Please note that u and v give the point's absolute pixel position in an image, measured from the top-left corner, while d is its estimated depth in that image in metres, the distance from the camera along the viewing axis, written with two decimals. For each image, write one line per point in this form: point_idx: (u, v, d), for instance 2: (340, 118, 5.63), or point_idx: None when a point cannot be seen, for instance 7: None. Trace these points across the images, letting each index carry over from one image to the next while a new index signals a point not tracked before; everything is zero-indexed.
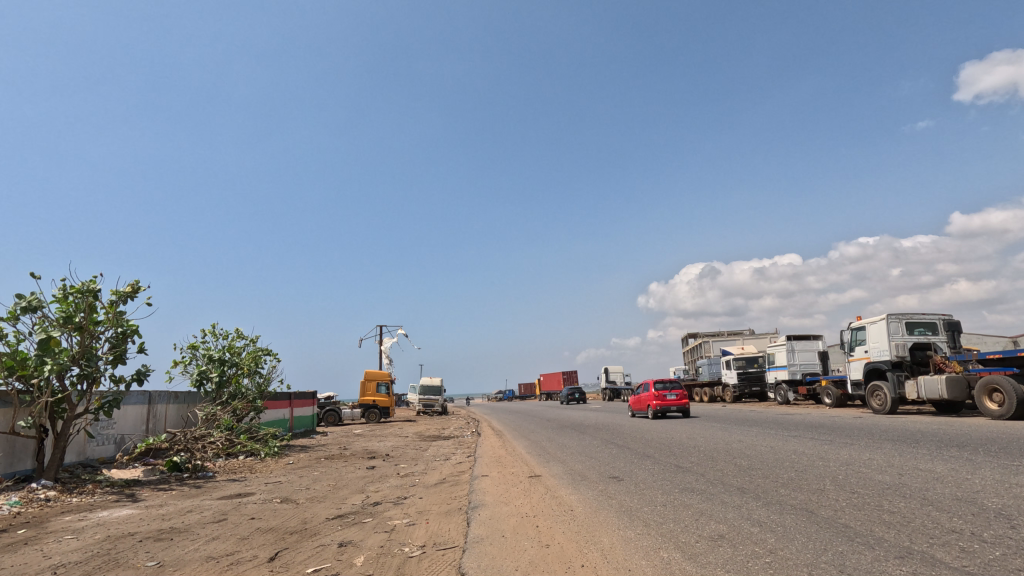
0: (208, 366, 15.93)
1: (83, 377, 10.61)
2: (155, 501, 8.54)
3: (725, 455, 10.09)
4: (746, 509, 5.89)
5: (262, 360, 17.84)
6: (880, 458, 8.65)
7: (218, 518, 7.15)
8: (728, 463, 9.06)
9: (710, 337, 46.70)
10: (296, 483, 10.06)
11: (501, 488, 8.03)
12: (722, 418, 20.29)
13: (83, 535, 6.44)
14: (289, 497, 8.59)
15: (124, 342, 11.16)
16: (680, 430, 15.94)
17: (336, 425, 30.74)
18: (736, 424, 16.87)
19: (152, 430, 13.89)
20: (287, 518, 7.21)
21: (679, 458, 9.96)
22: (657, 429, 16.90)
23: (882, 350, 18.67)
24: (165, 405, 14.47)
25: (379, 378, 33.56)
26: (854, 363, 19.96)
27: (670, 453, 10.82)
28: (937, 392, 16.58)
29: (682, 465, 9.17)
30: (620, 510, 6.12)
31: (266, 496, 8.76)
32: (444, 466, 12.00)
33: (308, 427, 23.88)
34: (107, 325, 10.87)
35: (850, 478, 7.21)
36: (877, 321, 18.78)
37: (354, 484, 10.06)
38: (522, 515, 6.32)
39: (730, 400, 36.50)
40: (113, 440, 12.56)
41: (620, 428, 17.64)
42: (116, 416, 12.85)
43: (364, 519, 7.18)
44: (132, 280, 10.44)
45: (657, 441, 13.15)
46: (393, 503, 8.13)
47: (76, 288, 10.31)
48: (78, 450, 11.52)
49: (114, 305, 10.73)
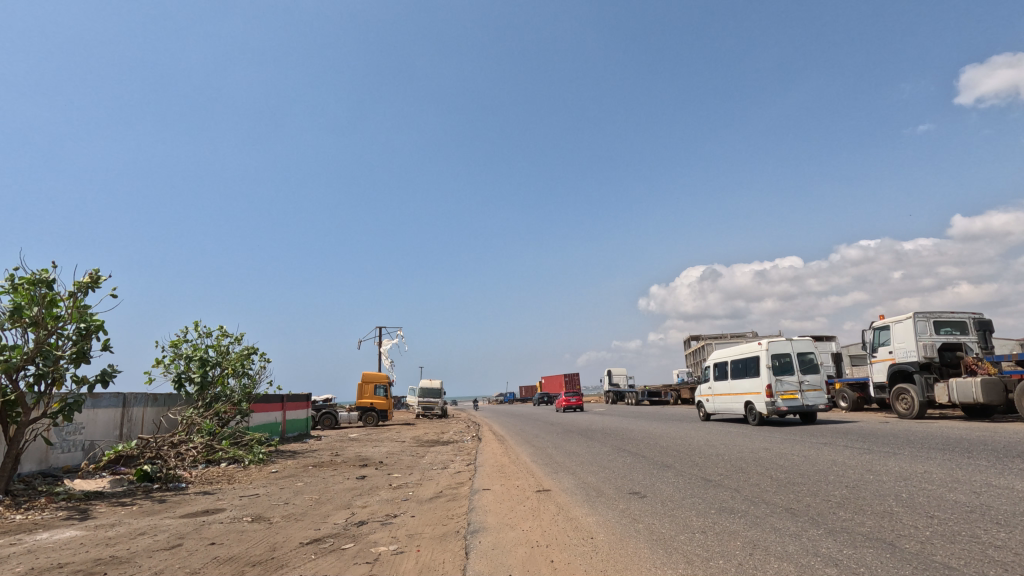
0: (191, 366, 14.89)
1: (40, 378, 9.57)
2: (108, 520, 7.42)
3: (756, 466, 8.98)
4: (811, 540, 4.77)
5: (250, 361, 16.79)
6: (940, 472, 7.54)
7: (172, 544, 6.06)
8: (764, 477, 7.96)
9: (716, 338, 45.67)
10: (274, 497, 8.95)
11: (504, 506, 6.96)
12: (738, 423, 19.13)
13: (1, 568, 5.32)
14: (261, 515, 7.50)
15: (87, 339, 10.11)
16: (695, 434, 14.88)
17: (333, 428, 29.70)
18: (754, 429, 15.76)
19: (126, 435, 12.86)
20: (254, 544, 6.12)
21: (704, 469, 8.87)
22: (670, 433, 15.81)
23: (909, 351, 17.52)
24: (142, 408, 13.45)
25: (377, 381, 32.46)
26: (877, 365, 18.80)
27: (692, 463, 9.73)
28: (971, 396, 15.40)
29: (710, 478, 8.07)
30: (651, 540, 5.02)
31: (236, 513, 7.67)
32: (442, 476, 10.91)
33: (301, 431, 22.86)
34: (68, 320, 9.85)
35: (918, 498, 6.09)
36: (903, 320, 17.69)
37: (339, 497, 8.97)
38: (533, 544, 5.23)
39: None
40: (80, 447, 11.56)
41: (630, 433, 16.58)
42: (85, 420, 11.84)
43: (344, 545, 6.08)
44: (93, 269, 9.53)
45: (675, 448, 12.04)
46: (381, 522, 7.07)
47: (29, 278, 9.35)
48: (37, 458, 10.52)
49: (74, 297, 9.74)
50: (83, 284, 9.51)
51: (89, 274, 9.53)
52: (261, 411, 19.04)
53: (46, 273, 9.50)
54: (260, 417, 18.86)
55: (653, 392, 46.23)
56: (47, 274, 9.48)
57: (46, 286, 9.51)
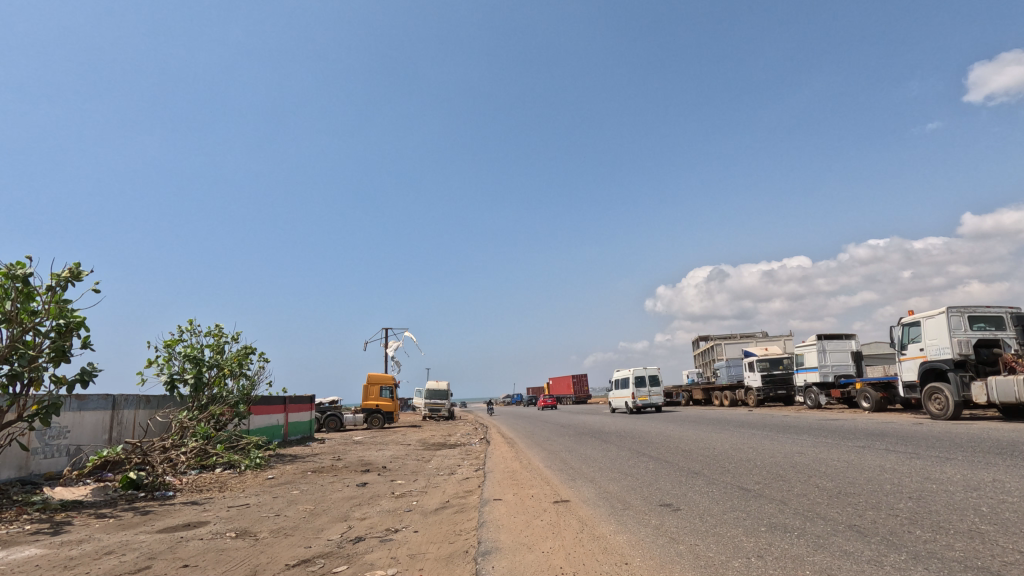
0: (185, 366, 14.18)
1: (14, 378, 8.85)
2: (76, 536, 6.65)
3: (796, 473, 8.12)
4: (897, 569, 3.90)
5: (249, 361, 16.06)
6: (1010, 480, 6.67)
7: (139, 566, 5.29)
8: (809, 486, 7.10)
9: (727, 338, 44.73)
10: (265, 507, 8.17)
11: (519, 521, 6.14)
12: (759, 424, 18.21)
13: None
14: (247, 530, 6.72)
15: (68, 337, 9.36)
16: (718, 438, 14.03)
17: (338, 431, 28.98)
18: (779, 431, 14.84)
19: (116, 439, 12.17)
20: (233, 566, 5.34)
21: (738, 478, 8.00)
22: (690, 436, 14.97)
23: (941, 348, 16.53)
24: (133, 411, 12.78)
25: (383, 382, 31.68)
26: (907, 363, 17.80)
27: (723, 469, 8.87)
28: (1014, 396, 14.34)
29: (749, 488, 7.20)
30: (699, 567, 4.17)
31: (221, 527, 6.89)
32: (449, 483, 10.13)
33: (304, 434, 22.20)
34: (46, 316, 9.15)
35: (1005, 514, 5.20)
36: (935, 315, 16.70)
37: (336, 507, 8.17)
38: (555, 571, 4.41)
39: (754, 404, 34.35)
40: (65, 452, 10.88)
41: (648, 436, 15.76)
42: (71, 423, 11.16)
43: (336, 567, 5.29)
44: (73, 261, 8.85)
45: (699, 453, 11.17)
46: (380, 539, 6.25)
47: (3, 271, 8.66)
48: (15, 464, 9.87)
49: (53, 291, 9.02)
50: (61, 278, 8.79)
51: (68, 267, 8.80)
52: (261, 413, 18.30)
53: (20, 265, 8.79)
54: (260, 420, 18.14)
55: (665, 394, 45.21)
56: (22, 267, 8.79)
57: (21, 279, 8.81)
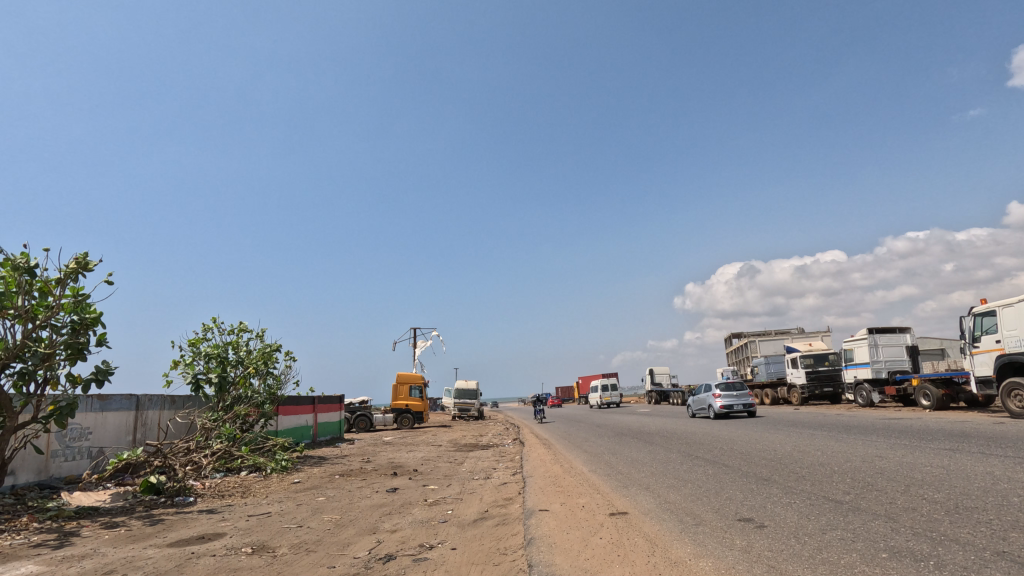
0: (210, 366, 13.67)
1: (27, 377, 8.36)
2: (80, 550, 6.00)
3: (885, 481, 7.05)
4: None
5: (274, 359, 15.52)
6: None
7: None
8: (915, 497, 6.02)
9: (762, 336, 43.07)
10: (288, 517, 7.46)
11: (574, 539, 5.30)
12: (813, 425, 16.88)
13: None
14: (265, 545, 5.98)
15: (83, 333, 8.86)
16: (775, 439, 12.86)
17: (368, 431, 28.58)
18: (843, 431, 13.53)
19: (140, 441, 11.75)
20: None
21: (821, 486, 6.94)
22: (742, 437, 13.81)
23: (1022, 339, 14.99)
24: (157, 412, 12.34)
25: (412, 381, 31.09)
26: (981, 356, 16.25)
27: (798, 475, 7.83)
28: None
29: (839, 499, 6.15)
30: None
31: (236, 541, 6.16)
32: (486, 489, 9.30)
33: (334, 434, 21.74)
34: (60, 311, 8.67)
35: None
36: (1014, 303, 15.19)
37: (365, 517, 7.41)
38: None
39: (799, 403, 32.58)
40: (86, 454, 10.46)
41: (695, 437, 14.64)
42: (93, 425, 10.74)
43: None
44: (83, 251, 8.36)
45: (761, 455, 10.10)
46: (412, 558, 5.42)
47: (8, 263, 8.21)
48: (35, 468, 9.46)
49: (63, 284, 8.55)
50: (69, 269, 8.29)
51: (76, 258, 8.32)
52: (290, 413, 17.89)
53: (28, 258, 8.35)
54: (289, 421, 17.73)
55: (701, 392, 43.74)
56: (29, 259, 8.33)
57: (29, 272, 8.36)
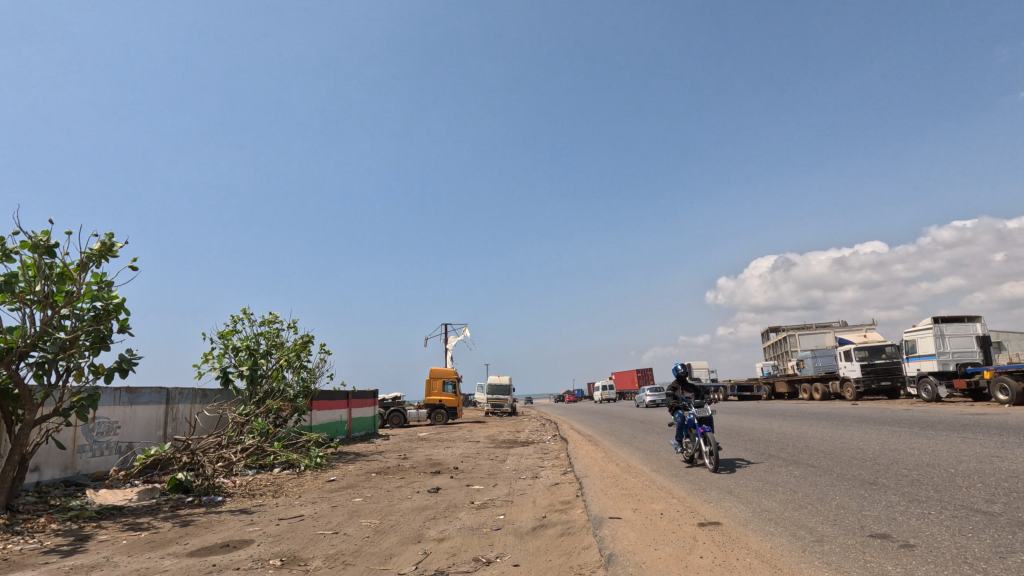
0: (241, 359, 13.10)
1: (47, 367, 7.80)
2: (92, 559, 5.27)
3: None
4: None
5: (307, 352, 14.92)
6: None
7: None
8: None
9: (806, 329, 41.15)
10: (321, 521, 6.66)
11: (666, 556, 4.32)
12: (885, 420, 15.39)
13: None
14: (296, 557, 5.14)
15: (106, 320, 8.28)
16: (851, 436, 11.57)
17: (402, 427, 28.12)
18: (928, 428, 12.08)
19: (171, 436, 11.25)
20: None
21: (951, 493, 5.74)
22: (811, 433, 12.54)
23: None
24: (188, 406, 11.83)
25: (446, 376, 30.49)
26: None
27: (911, 479, 6.63)
28: None
29: (989, 511, 4.97)
30: None
31: (264, 552, 5.33)
32: (538, 491, 8.35)
33: (368, 430, 21.20)
34: (82, 296, 8.10)
35: None
36: None
37: (407, 523, 6.55)
38: None
39: (852, 398, 30.63)
40: (114, 450, 9.95)
41: (757, 433, 13.41)
42: (122, 419, 10.23)
43: None
44: (106, 233, 7.77)
45: (848, 455, 8.86)
46: None
47: (29, 242, 7.64)
48: (61, 464, 8.96)
49: (85, 267, 7.96)
50: (92, 251, 7.68)
51: (100, 240, 7.72)
52: (324, 409, 17.36)
53: (49, 237, 7.76)
54: (323, 416, 17.19)
55: (743, 387, 41.95)
56: (50, 240, 7.76)
57: (49, 253, 7.76)
